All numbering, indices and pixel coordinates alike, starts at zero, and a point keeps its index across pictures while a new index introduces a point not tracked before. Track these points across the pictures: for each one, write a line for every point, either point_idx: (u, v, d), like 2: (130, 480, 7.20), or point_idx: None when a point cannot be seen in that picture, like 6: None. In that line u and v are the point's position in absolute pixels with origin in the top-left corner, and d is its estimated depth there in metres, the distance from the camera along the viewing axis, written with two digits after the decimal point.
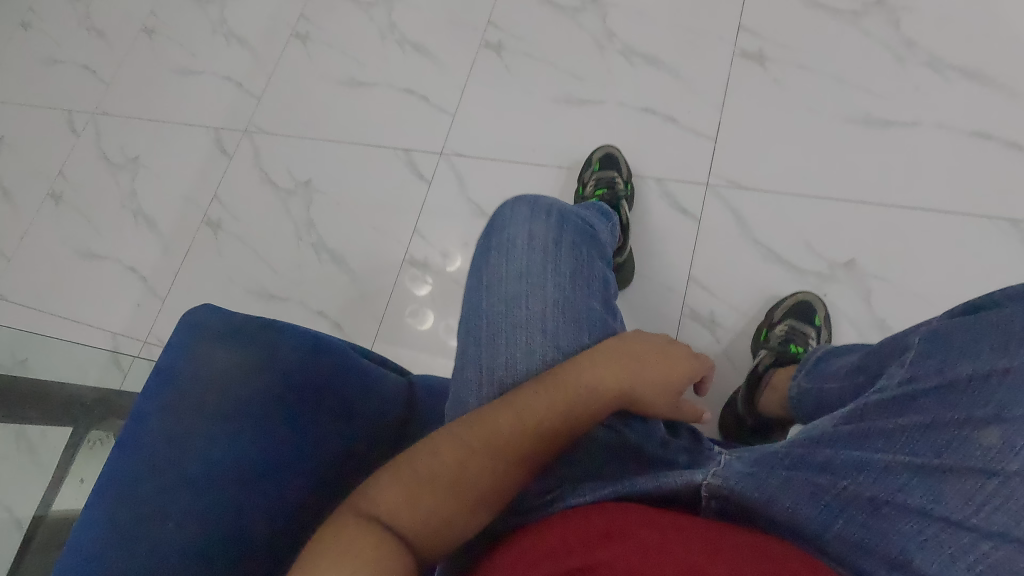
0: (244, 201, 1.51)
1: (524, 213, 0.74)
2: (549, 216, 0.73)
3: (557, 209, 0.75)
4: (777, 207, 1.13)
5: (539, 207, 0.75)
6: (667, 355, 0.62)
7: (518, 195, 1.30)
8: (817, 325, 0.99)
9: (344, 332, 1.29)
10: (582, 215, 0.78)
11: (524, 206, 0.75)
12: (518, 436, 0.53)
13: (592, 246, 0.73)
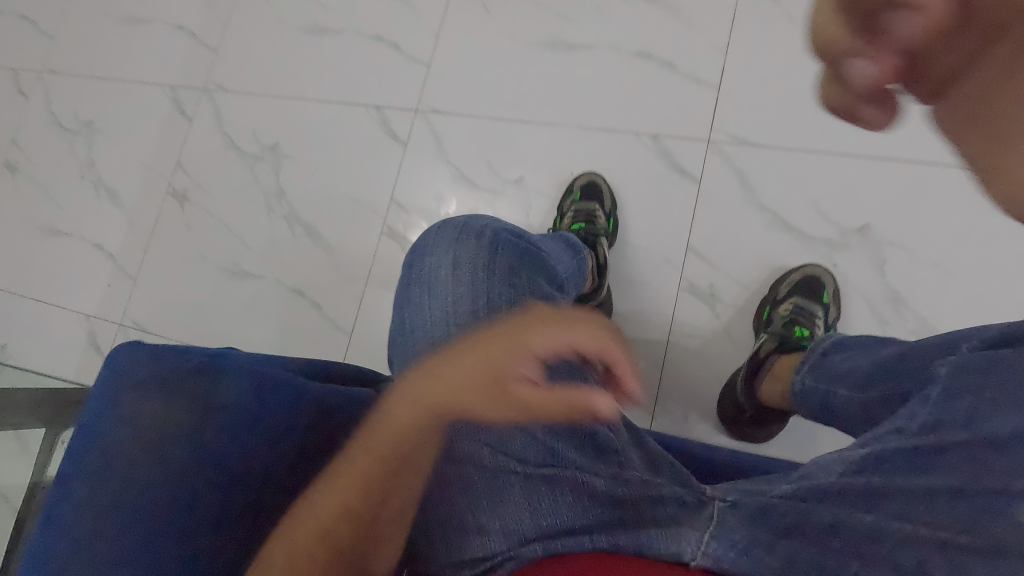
0: (208, 169, 1.40)
1: (449, 239, 0.71)
2: (477, 240, 0.70)
3: (486, 230, 0.71)
4: (785, 166, 1.02)
5: (465, 227, 0.72)
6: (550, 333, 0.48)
7: (501, 156, 1.19)
8: (825, 301, 0.91)
9: (324, 311, 1.22)
10: (516, 230, 0.74)
11: (449, 231, 0.72)
12: (367, 463, 0.50)
13: (527, 265, 0.70)
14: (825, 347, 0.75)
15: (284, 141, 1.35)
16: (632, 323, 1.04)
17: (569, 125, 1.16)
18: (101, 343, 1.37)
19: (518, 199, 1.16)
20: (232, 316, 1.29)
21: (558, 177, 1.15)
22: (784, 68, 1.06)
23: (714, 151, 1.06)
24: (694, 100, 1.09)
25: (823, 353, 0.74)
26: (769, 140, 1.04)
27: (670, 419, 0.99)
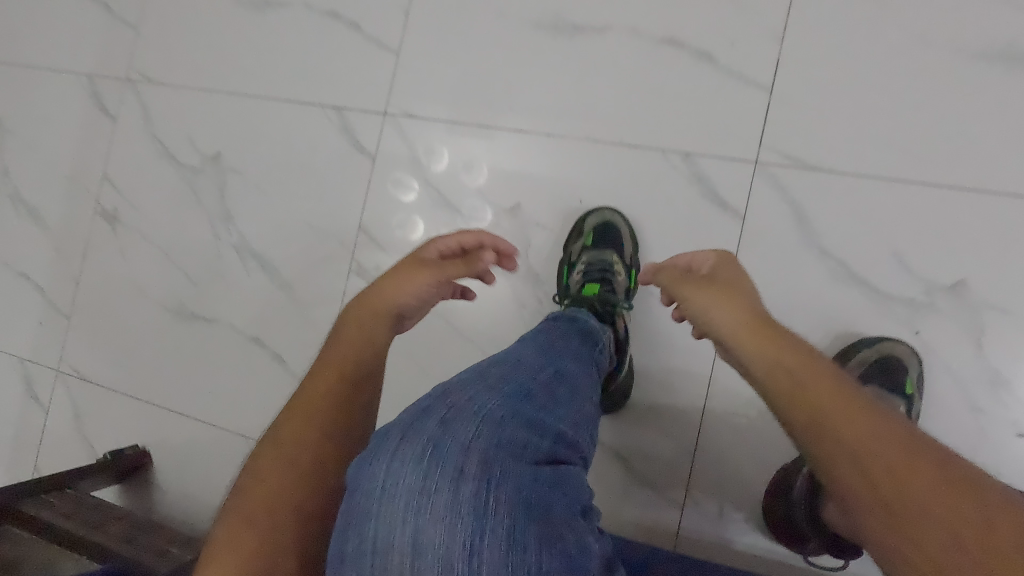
0: (140, 183, 1.16)
1: (408, 473, 0.41)
2: (457, 478, 0.41)
3: (475, 453, 0.42)
4: (853, 200, 0.80)
5: (437, 444, 0.42)
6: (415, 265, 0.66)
7: (493, 175, 0.95)
8: (909, 393, 0.72)
9: (287, 365, 1.03)
10: (518, 430, 0.45)
11: (409, 450, 0.42)
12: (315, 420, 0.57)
13: (544, 521, 0.41)
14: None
15: (227, 150, 1.11)
16: (658, 396, 0.87)
17: (575, 138, 0.92)
18: (39, 392, 1.19)
19: (513, 231, 0.93)
20: (181, 366, 1.10)
21: (562, 203, 0.92)
22: (857, 65, 0.81)
23: (762, 177, 0.83)
24: (736, 106, 0.85)
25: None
26: (834, 163, 0.81)
27: (704, 516, 0.84)
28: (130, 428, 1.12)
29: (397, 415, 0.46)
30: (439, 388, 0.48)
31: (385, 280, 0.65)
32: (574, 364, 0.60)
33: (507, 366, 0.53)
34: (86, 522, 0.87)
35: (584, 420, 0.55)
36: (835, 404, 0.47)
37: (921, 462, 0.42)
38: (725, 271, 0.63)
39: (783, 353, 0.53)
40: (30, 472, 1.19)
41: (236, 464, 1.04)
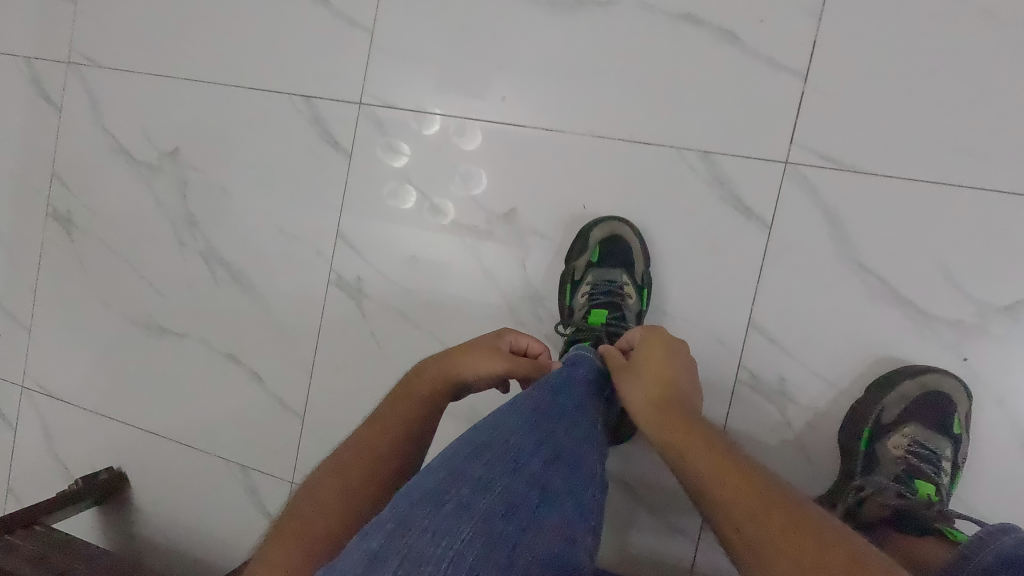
0: (94, 183, 1.04)
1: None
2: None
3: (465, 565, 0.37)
4: (896, 207, 0.71)
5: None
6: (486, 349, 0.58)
7: (486, 175, 0.85)
8: (956, 434, 0.67)
9: (266, 385, 0.94)
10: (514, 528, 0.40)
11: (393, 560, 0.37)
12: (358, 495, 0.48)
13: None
14: (988, 561, 0.49)
15: (187, 145, 0.99)
16: None
17: (579, 134, 0.81)
18: (4, 410, 1.11)
19: (512, 241, 0.84)
20: (154, 385, 1.02)
21: (566, 209, 0.82)
22: (901, 50, 0.71)
23: (793, 179, 0.74)
24: (765, 98, 0.75)
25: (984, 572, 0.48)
26: (874, 166, 0.72)
27: (718, 549, 0.76)
28: (105, 449, 1.04)
29: (337, 565, 0.38)
30: (390, 520, 0.41)
31: (460, 350, 0.57)
32: (577, 433, 0.49)
33: (482, 467, 0.45)
34: (51, 567, 0.81)
35: (587, 520, 0.44)
36: (765, 520, 0.37)
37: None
38: (650, 358, 0.55)
39: (710, 455, 0.43)
40: (3, 494, 1.12)
41: (218, 489, 0.97)
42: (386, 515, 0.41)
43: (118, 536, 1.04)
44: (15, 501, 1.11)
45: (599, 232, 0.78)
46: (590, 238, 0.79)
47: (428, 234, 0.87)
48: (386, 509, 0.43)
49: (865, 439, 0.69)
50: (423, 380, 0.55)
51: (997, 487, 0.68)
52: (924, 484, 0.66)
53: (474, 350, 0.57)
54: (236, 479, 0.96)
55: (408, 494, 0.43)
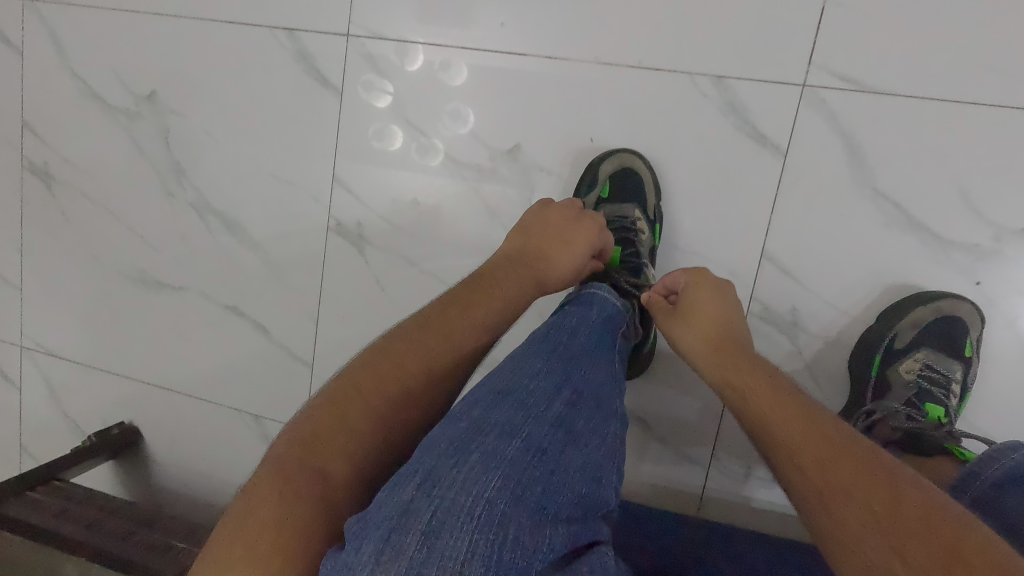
0: (68, 132, 0.98)
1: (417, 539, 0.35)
2: (477, 531, 0.36)
3: (492, 506, 0.37)
4: (916, 130, 0.69)
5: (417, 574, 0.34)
6: (569, 236, 0.63)
7: (487, 109, 0.81)
8: (967, 358, 0.68)
9: (271, 335, 0.93)
10: (537, 467, 0.40)
11: (423, 508, 0.37)
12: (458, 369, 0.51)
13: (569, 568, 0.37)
14: (996, 476, 0.50)
15: (163, 86, 0.93)
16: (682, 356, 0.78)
17: (583, 61, 0.77)
18: (7, 369, 1.10)
19: (516, 179, 0.81)
20: (157, 340, 1.00)
21: (572, 143, 0.79)
22: None
23: (810, 103, 0.71)
24: (782, 13, 0.70)
25: (993, 487, 0.49)
26: (895, 87, 0.69)
27: (729, 476, 0.78)
28: (114, 405, 1.04)
29: (370, 517, 0.37)
30: (417, 473, 0.39)
31: (546, 244, 0.62)
32: (595, 376, 0.49)
33: (506, 415, 0.43)
34: (77, 521, 0.82)
35: (612, 459, 0.44)
36: (837, 473, 0.39)
37: (950, 557, 0.33)
38: (705, 307, 0.56)
39: (779, 415, 0.45)
40: (15, 452, 1.12)
41: (232, 437, 0.98)
42: (412, 466, 0.40)
43: (137, 488, 1.06)
44: (30, 458, 1.12)
45: (611, 166, 0.76)
46: (602, 173, 0.77)
47: (428, 176, 0.84)
48: (412, 459, 0.41)
49: (877, 364, 0.70)
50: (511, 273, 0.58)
51: (1003, 406, 0.70)
52: (935, 409, 0.68)
53: (559, 242, 0.62)
54: (249, 430, 0.97)
55: (432, 442, 0.42)
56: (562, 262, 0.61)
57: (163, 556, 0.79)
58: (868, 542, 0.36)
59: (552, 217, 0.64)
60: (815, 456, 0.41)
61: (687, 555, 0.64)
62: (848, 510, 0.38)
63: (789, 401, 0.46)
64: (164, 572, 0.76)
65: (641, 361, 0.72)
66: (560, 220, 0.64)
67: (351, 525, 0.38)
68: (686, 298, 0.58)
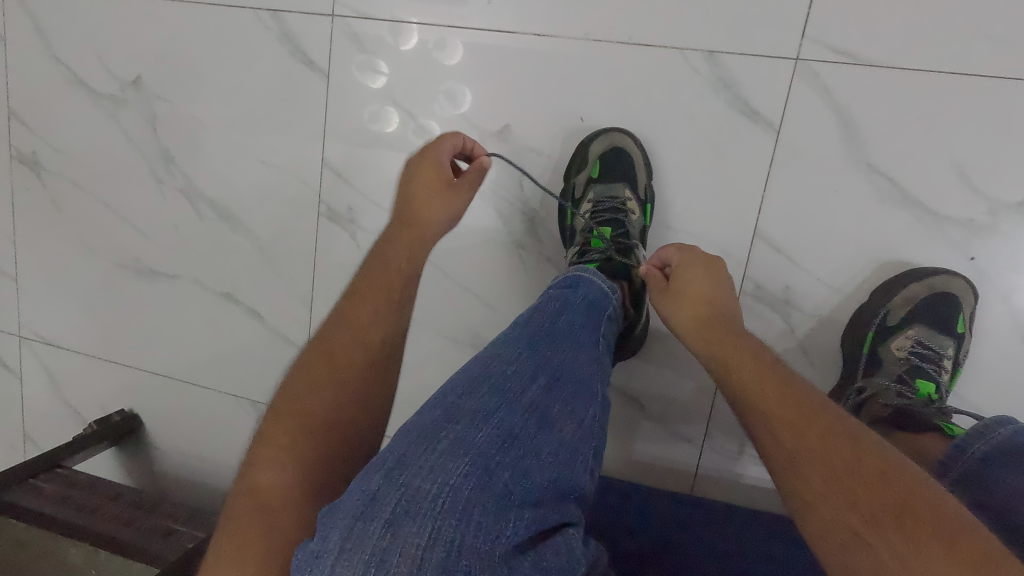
0: (54, 119, 0.97)
1: (378, 528, 0.36)
2: (439, 518, 0.37)
3: (456, 493, 0.38)
4: (912, 103, 0.68)
5: (379, 561, 0.35)
6: (424, 189, 0.62)
7: (476, 90, 0.80)
8: (959, 334, 0.68)
9: (266, 322, 0.94)
10: (504, 453, 0.40)
11: (387, 495, 0.38)
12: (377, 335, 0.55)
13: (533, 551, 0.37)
14: (983, 451, 0.50)
15: (149, 71, 0.91)
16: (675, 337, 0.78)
17: (573, 38, 0.75)
18: (6, 359, 1.10)
19: (506, 160, 0.80)
20: (152, 328, 1.00)
21: (562, 122, 0.78)
22: None
23: (804, 78, 0.70)
24: None
25: (980, 463, 0.49)
26: (891, 59, 0.67)
27: (722, 454, 0.79)
28: (113, 392, 1.05)
29: (338, 506, 0.38)
30: (387, 460, 0.40)
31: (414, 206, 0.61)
32: (572, 359, 0.49)
33: (479, 401, 0.43)
34: (80, 508, 0.84)
35: (587, 441, 0.45)
36: (809, 436, 0.41)
37: (910, 517, 0.35)
38: (693, 277, 0.56)
39: (755, 383, 0.46)
40: (19, 439, 1.14)
41: (231, 423, 0.99)
42: (382, 454, 0.40)
43: (141, 473, 1.08)
44: (34, 446, 1.13)
45: (602, 146, 0.76)
46: (593, 153, 0.76)
47: None
48: (384, 447, 0.41)
49: (869, 342, 0.71)
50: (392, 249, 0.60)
51: (997, 382, 0.70)
52: (926, 385, 0.68)
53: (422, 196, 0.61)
54: (248, 415, 0.97)
55: (405, 430, 0.42)
56: (433, 226, 0.61)
57: (165, 540, 0.80)
58: (834, 502, 0.38)
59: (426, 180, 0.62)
60: (789, 421, 0.42)
61: (678, 534, 0.64)
62: (817, 471, 0.39)
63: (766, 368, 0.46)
64: (166, 556, 0.77)
65: (632, 342, 0.72)
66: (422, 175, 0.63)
67: (323, 513, 0.39)
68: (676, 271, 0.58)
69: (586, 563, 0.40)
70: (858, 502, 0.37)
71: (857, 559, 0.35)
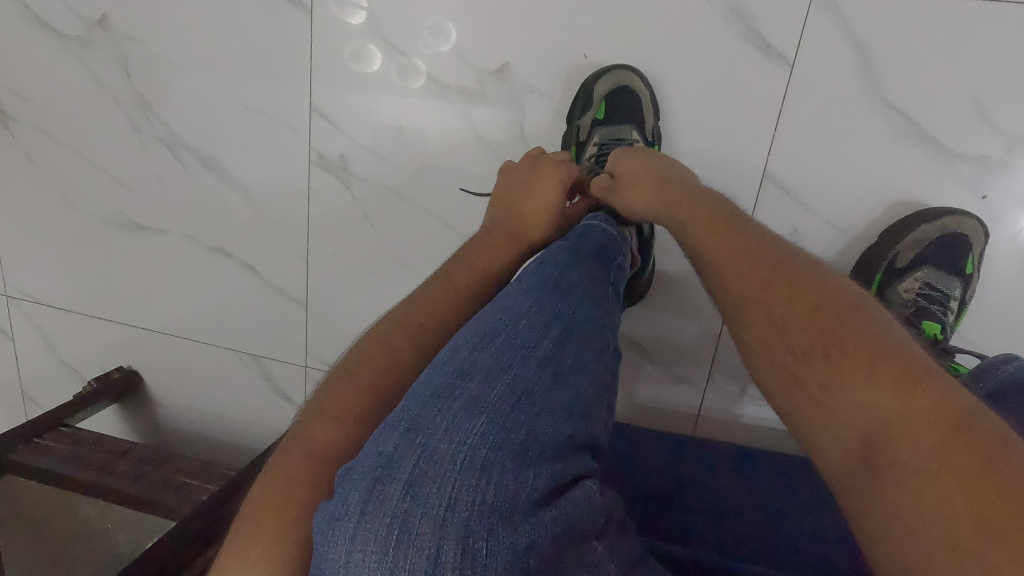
0: (15, 64, 0.90)
1: (397, 489, 0.35)
2: (456, 465, 0.36)
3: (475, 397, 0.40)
4: (933, 34, 0.64)
5: (404, 521, 0.34)
6: (527, 181, 0.64)
7: (471, 25, 0.75)
8: (967, 275, 0.68)
9: (261, 276, 0.91)
10: (519, 405, 0.40)
11: (403, 441, 0.38)
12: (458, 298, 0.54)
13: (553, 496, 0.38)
14: (988, 390, 0.49)
15: (115, 9, 0.85)
16: (680, 281, 0.77)
17: None
18: None
19: (506, 101, 0.76)
20: (144, 283, 0.98)
21: (564, 60, 0.73)
22: None
23: (821, 6, 0.66)
24: None
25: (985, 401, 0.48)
26: None
27: (724, 396, 0.80)
28: (111, 350, 1.03)
29: (356, 468, 0.37)
30: (402, 421, 0.39)
31: (519, 204, 0.63)
32: (585, 312, 0.48)
33: (491, 357, 0.43)
34: (89, 465, 0.83)
35: (601, 396, 0.45)
36: (736, 259, 0.49)
37: (835, 348, 0.40)
38: (636, 171, 0.61)
39: (695, 214, 0.54)
40: (19, 398, 1.13)
41: (234, 378, 0.98)
42: (398, 416, 0.40)
43: (147, 429, 1.08)
44: (34, 405, 1.12)
45: (606, 87, 0.72)
46: (598, 94, 0.73)
47: (411, 100, 0.79)
48: (398, 409, 0.41)
49: (876, 283, 0.71)
50: (495, 236, 0.61)
51: (1000, 320, 0.70)
52: (933, 330, 0.68)
53: (533, 189, 0.63)
54: (250, 369, 0.97)
55: (418, 390, 0.41)
56: (534, 210, 0.63)
57: (180, 492, 0.81)
58: (777, 346, 0.44)
59: (513, 179, 0.65)
60: (737, 260, 0.49)
61: (688, 474, 0.66)
62: (765, 328, 0.45)
63: (733, 235, 0.50)
64: (179, 508, 0.78)
65: (638, 289, 0.72)
66: (524, 172, 0.65)
67: (339, 476, 0.38)
68: (653, 158, 0.62)
69: (604, 512, 0.40)
70: (793, 353, 0.42)
71: (792, 393, 0.42)
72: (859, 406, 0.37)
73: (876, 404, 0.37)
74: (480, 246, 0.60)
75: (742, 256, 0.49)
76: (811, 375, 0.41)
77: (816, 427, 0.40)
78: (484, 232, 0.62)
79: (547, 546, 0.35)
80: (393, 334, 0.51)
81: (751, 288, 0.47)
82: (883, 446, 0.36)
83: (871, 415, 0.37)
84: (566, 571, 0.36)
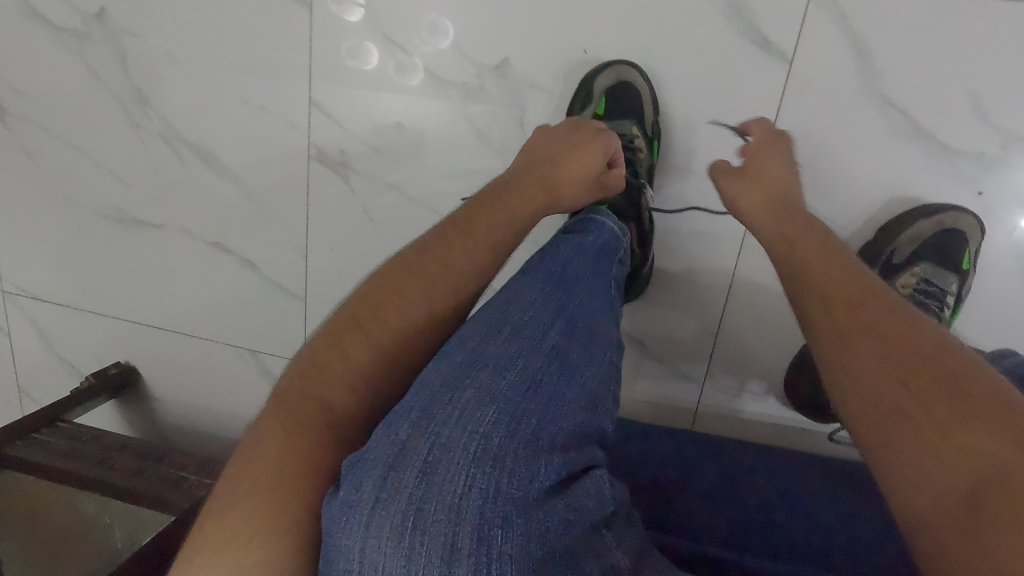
0: (12, 57, 0.90)
1: (412, 478, 0.36)
2: (474, 458, 0.37)
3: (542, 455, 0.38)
4: (932, 31, 0.65)
5: (418, 509, 0.35)
6: (572, 141, 0.63)
7: (472, 20, 0.75)
8: (964, 271, 0.69)
9: (260, 271, 0.91)
10: (533, 397, 0.40)
11: (423, 434, 0.38)
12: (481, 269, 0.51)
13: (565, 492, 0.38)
14: None
15: (114, 2, 0.84)
16: (679, 277, 0.78)
17: None
18: None
19: (507, 96, 0.76)
20: (142, 279, 0.98)
21: (565, 55, 0.74)
22: None
23: (821, 3, 0.66)
24: None
25: None
26: None
27: (723, 391, 0.81)
28: (109, 345, 1.03)
29: (367, 456, 0.37)
30: (412, 410, 0.39)
31: (559, 159, 0.60)
32: (590, 304, 0.48)
33: (502, 348, 0.43)
34: (86, 460, 0.83)
35: (608, 387, 0.45)
36: (841, 289, 0.46)
37: (953, 388, 0.36)
38: (763, 169, 0.61)
39: (799, 246, 0.52)
40: (16, 393, 1.12)
41: (232, 374, 0.98)
42: (407, 403, 0.40)
43: (145, 425, 1.08)
44: (31, 401, 1.12)
45: (610, 82, 0.72)
46: (601, 89, 0.72)
47: (410, 96, 0.79)
48: (407, 397, 0.41)
49: None
50: (526, 185, 0.57)
51: (995, 316, 0.71)
52: None
53: (575, 149, 0.62)
54: (248, 365, 0.97)
55: (426, 378, 0.41)
56: (574, 168, 0.60)
57: (178, 488, 0.80)
58: (874, 369, 0.40)
59: (557, 137, 0.63)
60: (843, 290, 0.45)
61: (685, 467, 0.66)
62: (866, 350, 0.41)
63: (840, 267, 0.48)
64: (177, 504, 0.78)
65: (638, 283, 0.73)
66: (567, 133, 0.64)
67: (348, 462, 0.38)
68: (785, 164, 0.62)
69: (612, 502, 0.41)
70: (897, 381, 0.38)
71: (881, 423, 0.38)
72: (970, 453, 0.34)
73: (994, 456, 0.33)
74: (506, 196, 0.55)
75: (850, 286, 0.45)
76: (914, 407, 0.37)
77: (907, 465, 0.36)
78: (512, 180, 0.57)
79: (560, 539, 0.36)
80: (399, 293, 0.47)
81: (854, 315, 0.43)
82: (996, 503, 0.32)
83: (985, 459, 0.33)
84: (574, 558, 0.36)
